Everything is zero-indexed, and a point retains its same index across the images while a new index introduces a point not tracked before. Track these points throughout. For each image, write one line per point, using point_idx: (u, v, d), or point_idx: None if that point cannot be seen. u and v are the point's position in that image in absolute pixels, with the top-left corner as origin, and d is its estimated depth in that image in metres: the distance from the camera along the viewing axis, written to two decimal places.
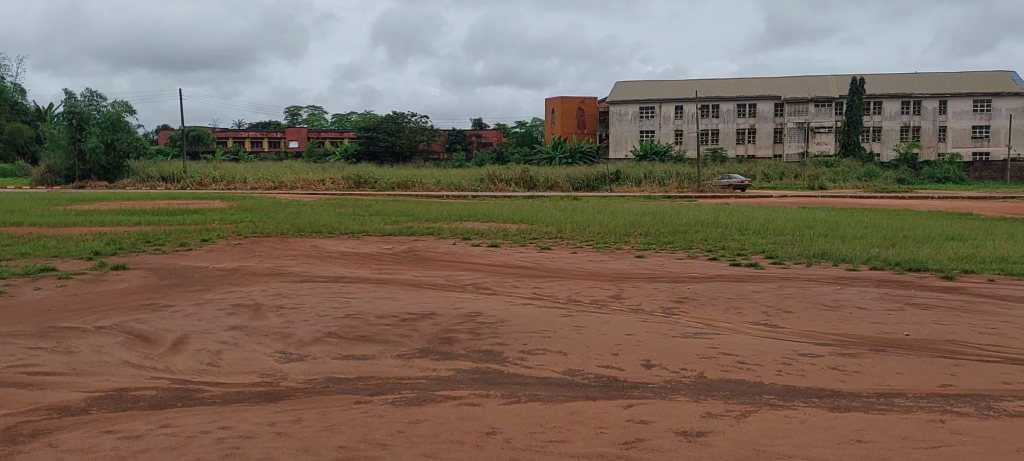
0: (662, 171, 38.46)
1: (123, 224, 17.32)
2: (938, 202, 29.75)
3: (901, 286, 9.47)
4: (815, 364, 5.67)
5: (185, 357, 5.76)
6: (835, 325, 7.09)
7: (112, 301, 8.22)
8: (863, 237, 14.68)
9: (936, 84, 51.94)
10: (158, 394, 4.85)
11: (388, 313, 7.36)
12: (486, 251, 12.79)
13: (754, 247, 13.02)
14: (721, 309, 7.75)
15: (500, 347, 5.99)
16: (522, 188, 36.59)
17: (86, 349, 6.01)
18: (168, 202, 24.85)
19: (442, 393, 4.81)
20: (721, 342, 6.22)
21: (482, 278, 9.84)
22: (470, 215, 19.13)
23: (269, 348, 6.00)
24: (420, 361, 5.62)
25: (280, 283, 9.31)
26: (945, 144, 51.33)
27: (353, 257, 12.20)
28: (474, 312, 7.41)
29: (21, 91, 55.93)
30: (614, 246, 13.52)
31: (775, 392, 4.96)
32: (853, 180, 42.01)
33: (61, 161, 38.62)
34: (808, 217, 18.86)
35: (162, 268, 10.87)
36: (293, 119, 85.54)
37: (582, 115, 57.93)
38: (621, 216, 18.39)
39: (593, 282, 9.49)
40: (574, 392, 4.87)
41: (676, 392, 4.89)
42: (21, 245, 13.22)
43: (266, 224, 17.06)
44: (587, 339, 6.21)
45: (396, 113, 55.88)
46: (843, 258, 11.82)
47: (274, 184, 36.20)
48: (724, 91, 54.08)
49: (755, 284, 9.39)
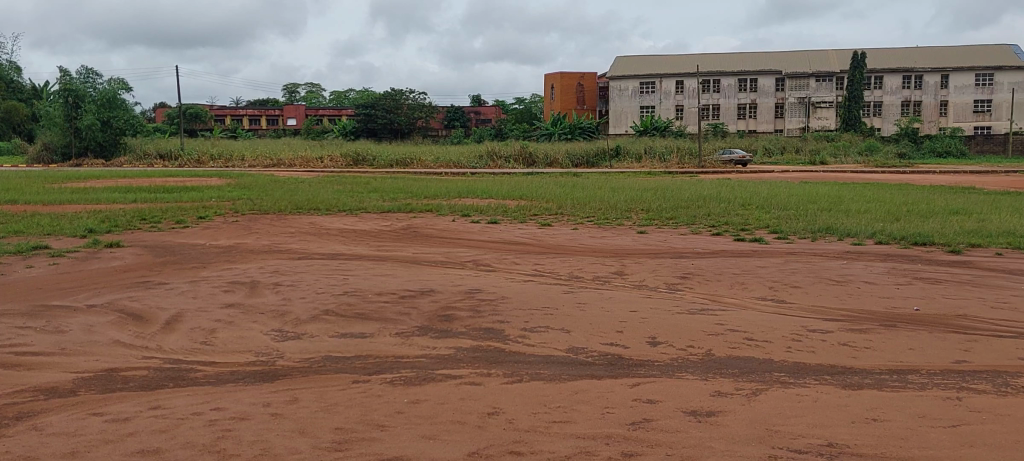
0: (663, 147, 38.28)
1: (119, 202, 17.13)
2: (940, 176, 29.62)
3: (907, 260, 9.32)
4: (826, 339, 5.52)
5: (179, 336, 5.61)
6: (843, 300, 6.95)
7: (104, 279, 8.06)
8: (869, 211, 14.50)
9: (937, 58, 51.61)
10: (149, 374, 4.69)
11: (387, 290, 7.22)
12: (486, 228, 12.61)
13: (757, 223, 12.86)
14: (727, 284, 7.60)
15: (500, 325, 5.85)
16: (521, 166, 36.32)
17: (77, 328, 5.87)
18: (164, 180, 24.63)
19: (443, 373, 4.66)
20: (727, 319, 6.08)
21: (483, 255, 9.70)
22: (469, 191, 18.97)
23: (265, 326, 5.85)
24: (419, 339, 5.47)
25: (278, 259, 9.16)
26: (947, 119, 51.06)
27: (351, 233, 12.05)
28: (473, 289, 7.27)
29: (15, 68, 55.62)
30: (615, 222, 13.33)
31: (785, 370, 4.81)
32: (854, 154, 41.85)
33: (58, 139, 38.40)
34: (811, 191, 18.74)
35: (157, 246, 10.70)
36: (291, 96, 85.13)
37: (582, 90, 57.57)
38: (622, 193, 18.21)
39: (595, 258, 9.35)
40: (579, 370, 4.72)
41: (683, 370, 4.74)
42: (15, 224, 13.03)
43: (264, 201, 16.84)
44: (591, 317, 6.05)
45: (394, 90, 55.57)
46: (848, 233, 11.66)
47: (272, 161, 35.97)
48: (725, 66, 53.76)
49: (760, 259, 9.25)
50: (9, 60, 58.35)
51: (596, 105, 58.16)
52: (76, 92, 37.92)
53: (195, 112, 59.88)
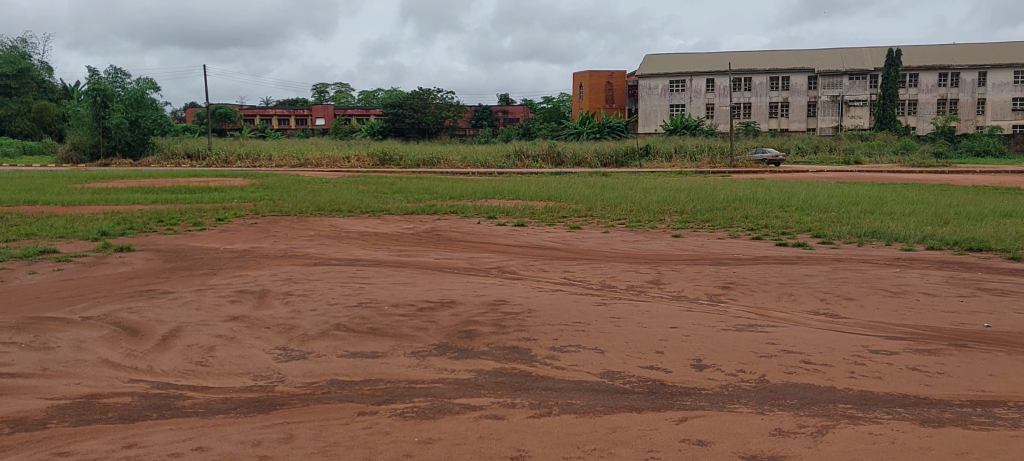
0: (693, 146, 37.55)
1: (138, 203, 16.76)
2: (978, 176, 28.78)
3: (965, 268, 8.64)
4: (892, 363, 4.90)
5: (174, 355, 5.10)
6: (903, 315, 6.31)
7: (106, 287, 7.57)
8: (914, 213, 13.82)
9: (975, 54, 50.40)
10: (131, 402, 4.18)
11: (405, 301, 6.68)
12: (513, 231, 12.07)
13: (798, 226, 12.22)
14: (773, 296, 6.98)
15: (527, 343, 5.28)
16: (550, 165, 35.75)
17: (65, 344, 5.38)
18: (186, 180, 24.37)
19: (462, 402, 4.10)
20: (778, 336, 5.50)
21: (509, 261, 9.16)
22: (495, 192, 18.39)
23: (269, 344, 5.31)
24: (437, 360, 4.91)
25: (293, 266, 8.64)
26: (984, 117, 49.88)
27: (372, 237, 11.52)
28: (498, 300, 6.72)
29: (46, 68, 55.93)
30: (648, 225, 12.73)
31: (850, 400, 4.22)
32: (889, 154, 40.86)
33: (85, 139, 38.30)
34: (850, 192, 17.99)
35: (169, 250, 10.23)
36: (320, 97, 85.19)
37: (611, 89, 56.86)
38: (654, 194, 17.55)
39: (628, 265, 8.77)
40: (616, 400, 4.14)
41: (736, 401, 4.16)
42: (29, 226, 12.67)
43: (286, 203, 16.39)
44: (626, 335, 5.46)
45: (421, 89, 55.19)
46: (896, 237, 11.01)
47: (299, 161, 35.63)
48: (757, 63, 52.84)
49: (805, 266, 8.63)
50: (40, 60, 58.64)
51: (626, 104, 57.45)
52: (104, 92, 37.78)
53: (224, 112, 59.72)
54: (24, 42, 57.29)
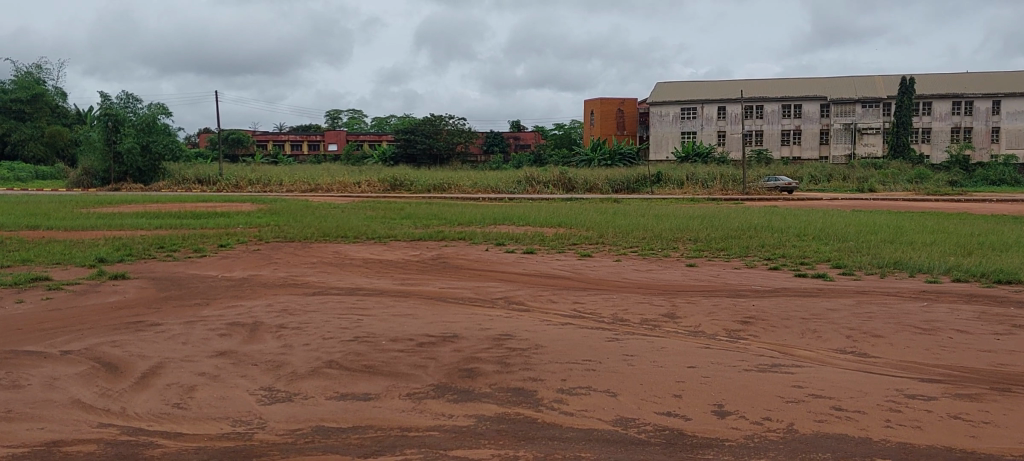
0: (706, 174, 37.08)
1: (141, 228, 16.47)
2: (994, 205, 28.35)
3: (996, 302, 8.19)
4: (931, 410, 4.48)
5: (151, 396, 4.72)
6: (936, 354, 5.88)
7: (91, 319, 7.18)
8: (935, 244, 13.36)
9: (989, 83, 49.98)
10: (96, 452, 3.79)
11: (406, 335, 6.29)
12: (521, 258, 11.67)
13: (817, 256, 11.79)
14: (796, 333, 6.55)
15: (532, 384, 4.89)
16: (561, 190, 35.42)
17: (37, 382, 5.01)
18: (194, 204, 24.10)
19: (460, 456, 3.70)
20: (805, 378, 5.09)
21: (516, 291, 8.74)
22: (505, 218, 18.04)
23: (253, 383, 4.92)
24: (434, 403, 4.52)
25: (290, 296, 8.24)
26: (999, 146, 49.41)
27: (376, 265, 11.14)
28: (504, 334, 6.32)
29: (60, 93, 56.02)
30: (661, 253, 12.37)
31: (888, 455, 3.81)
32: (903, 182, 40.35)
33: (97, 164, 38.14)
34: (868, 221, 17.60)
35: (165, 278, 9.89)
36: (333, 123, 85.38)
37: (622, 116, 56.63)
38: (667, 221, 17.19)
39: (641, 296, 8.36)
40: (628, 454, 3.74)
41: (763, 455, 3.75)
42: (26, 252, 12.33)
43: (290, 228, 16.07)
44: (640, 376, 5.05)
45: (433, 115, 55.04)
46: (920, 267, 10.58)
47: (310, 186, 35.41)
48: (769, 90, 52.55)
49: (828, 299, 8.19)
50: (54, 86, 58.73)
51: (637, 131, 57.20)
52: (116, 116, 37.67)
53: (237, 137, 59.64)
54: (38, 68, 57.42)
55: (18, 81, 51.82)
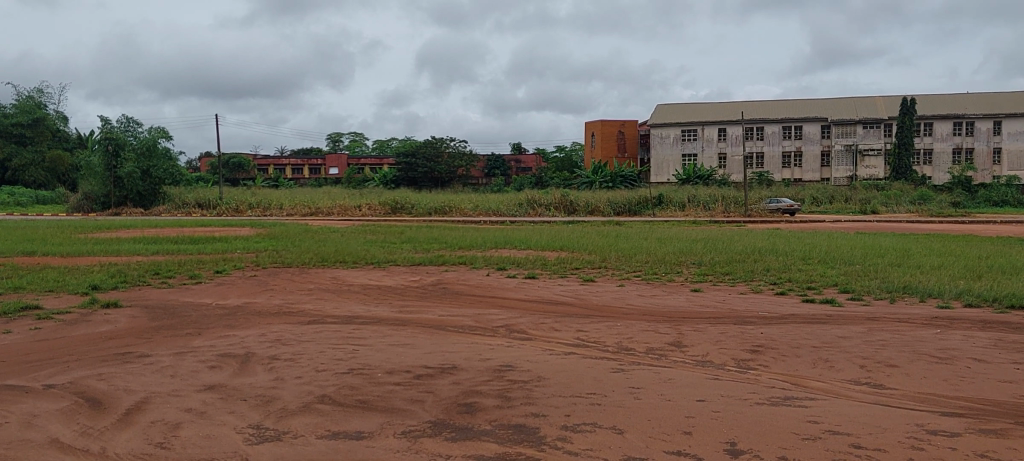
0: (706, 196, 36.82)
1: (138, 254, 16.27)
2: (998, 226, 28.17)
3: (1010, 329, 7.95)
4: (956, 448, 4.24)
5: (134, 434, 4.49)
6: (955, 386, 5.64)
7: (78, 350, 6.94)
8: (942, 267, 13.13)
9: (990, 103, 49.86)
10: None
11: (402, 366, 6.05)
12: (523, 283, 11.46)
13: (824, 280, 11.56)
14: (808, 363, 6.30)
15: (534, 420, 4.65)
16: (562, 213, 35.26)
17: (16, 420, 4.78)
18: (192, 229, 23.90)
19: None
20: (820, 412, 4.85)
21: (517, 318, 8.50)
22: (506, 242, 17.84)
23: (241, 421, 4.69)
24: (430, 442, 4.28)
25: (284, 325, 8.01)
26: (1001, 167, 49.26)
27: (374, 291, 10.91)
28: (505, 365, 6.08)
29: (62, 118, 56.00)
30: (665, 277, 12.15)
31: None
32: (906, 203, 40.15)
33: (97, 188, 37.95)
34: (874, 243, 17.42)
35: (158, 306, 9.65)
36: (335, 146, 85.42)
37: (623, 138, 56.56)
38: (669, 244, 17.00)
39: (646, 323, 8.12)
40: None
41: None
42: (18, 279, 12.12)
43: (288, 253, 15.87)
44: (647, 410, 4.81)
45: (434, 138, 54.97)
46: (930, 291, 10.35)
47: (310, 210, 35.22)
48: (770, 112, 52.52)
49: (838, 326, 7.94)
50: (56, 110, 58.73)
51: (638, 154, 57.14)
52: (117, 141, 37.63)
53: (237, 161, 59.55)
54: (39, 92, 57.42)
55: (19, 105, 51.78)
